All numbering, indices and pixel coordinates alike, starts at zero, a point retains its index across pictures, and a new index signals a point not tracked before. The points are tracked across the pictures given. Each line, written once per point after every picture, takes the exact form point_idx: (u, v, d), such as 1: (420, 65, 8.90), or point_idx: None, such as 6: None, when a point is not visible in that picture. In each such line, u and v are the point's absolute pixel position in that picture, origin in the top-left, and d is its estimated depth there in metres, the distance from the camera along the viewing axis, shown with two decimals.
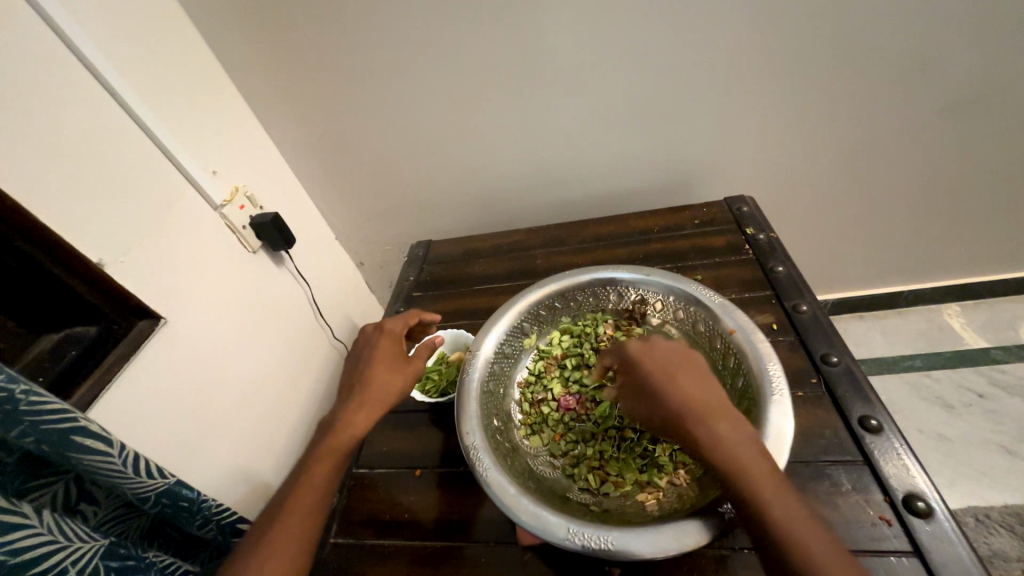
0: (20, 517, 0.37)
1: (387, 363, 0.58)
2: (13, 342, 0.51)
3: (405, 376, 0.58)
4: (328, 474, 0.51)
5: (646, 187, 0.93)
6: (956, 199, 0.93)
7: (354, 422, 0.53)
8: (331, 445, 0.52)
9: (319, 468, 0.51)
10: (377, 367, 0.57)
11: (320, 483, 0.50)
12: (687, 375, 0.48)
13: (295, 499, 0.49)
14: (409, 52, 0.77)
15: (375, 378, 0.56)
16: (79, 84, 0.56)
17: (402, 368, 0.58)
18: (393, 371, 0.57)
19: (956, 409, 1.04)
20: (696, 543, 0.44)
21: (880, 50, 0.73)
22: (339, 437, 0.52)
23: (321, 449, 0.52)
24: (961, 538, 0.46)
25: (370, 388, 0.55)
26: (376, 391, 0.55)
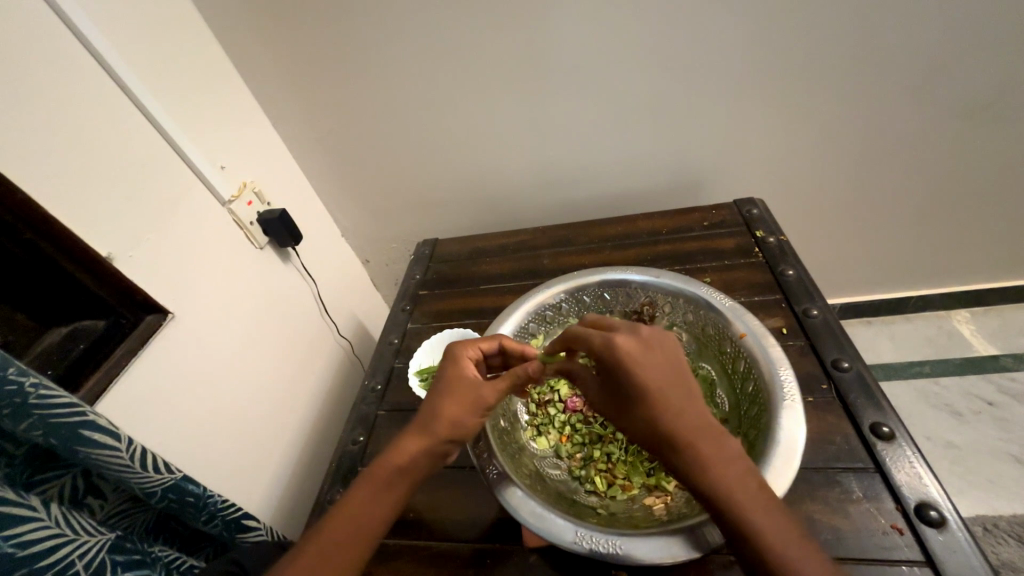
0: (27, 510, 0.37)
1: (447, 390, 0.48)
2: (23, 335, 0.51)
3: (467, 407, 0.47)
4: (370, 509, 0.43)
5: (654, 188, 0.93)
6: (969, 204, 0.92)
7: (403, 453, 0.45)
8: (377, 477, 0.44)
9: (360, 501, 0.43)
10: (436, 395, 0.48)
11: (360, 518, 0.42)
12: (674, 387, 0.42)
13: (329, 532, 0.42)
14: (417, 49, 0.77)
15: (432, 407, 0.47)
16: (88, 76, 0.56)
17: (462, 396, 0.47)
18: (453, 400, 0.47)
19: (965, 416, 1.03)
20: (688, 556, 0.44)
21: (894, 53, 0.72)
22: (385, 468, 0.44)
23: (366, 481, 0.44)
24: (974, 548, 0.45)
25: (425, 416, 0.46)
26: (432, 422, 0.46)
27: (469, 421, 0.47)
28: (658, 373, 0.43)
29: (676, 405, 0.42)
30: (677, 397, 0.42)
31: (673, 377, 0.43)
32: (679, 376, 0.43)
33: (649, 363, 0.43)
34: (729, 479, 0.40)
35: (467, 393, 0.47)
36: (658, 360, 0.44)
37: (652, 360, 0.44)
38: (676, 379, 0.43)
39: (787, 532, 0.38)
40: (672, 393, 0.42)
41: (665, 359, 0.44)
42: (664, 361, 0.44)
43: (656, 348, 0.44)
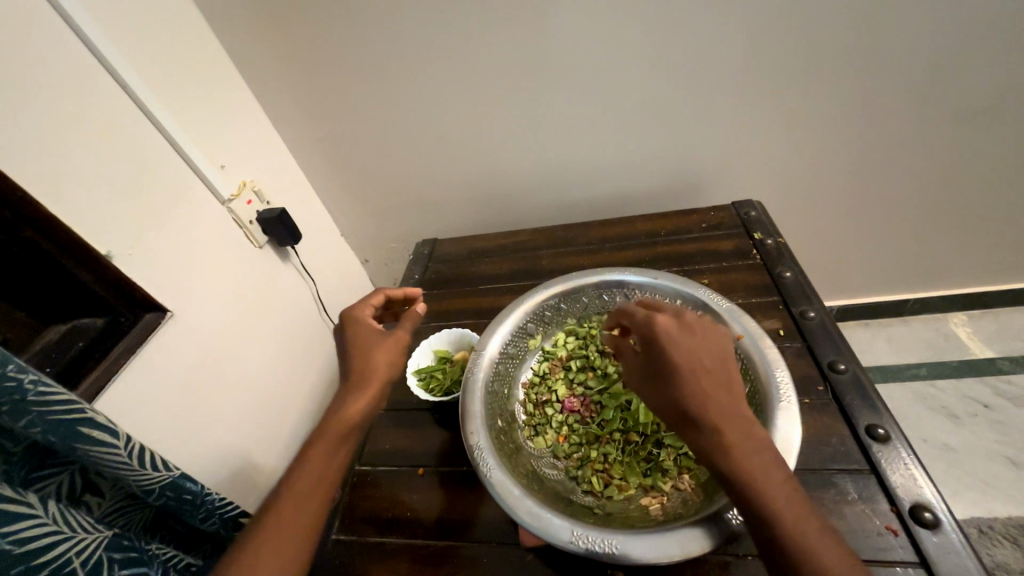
0: (25, 507, 0.37)
1: (367, 342, 0.55)
2: (22, 332, 0.52)
3: (391, 347, 0.54)
4: (329, 454, 0.48)
5: (653, 190, 0.93)
6: (966, 208, 0.93)
7: (350, 402, 0.50)
8: (330, 429, 0.49)
9: (320, 451, 0.48)
10: (358, 348, 0.54)
11: (324, 463, 0.47)
12: (708, 367, 0.44)
13: (299, 482, 0.46)
14: (418, 50, 0.77)
15: (360, 357, 0.53)
16: (88, 74, 0.56)
17: (382, 341, 0.55)
18: (376, 347, 0.54)
19: (961, 419, 1.04)
20: (702, 550, 0.44)
21: (892, 56, 0.72)
22: (337, 417, 0.49)
23: (320, 433, 0.49)
24: (968, 549, 0.45)
25: (358, 366, 0.53)
26: (366, 368, 0.53)
27: (396, 356, 0.54)
28: (694, 353, 0.45)
29: (709, 382, 0.43)
30: (710, 375, 0.44)
31: (708, 357, 0.45)
32: (715, 357, 0.45)
33: (685, 342, 0.46)
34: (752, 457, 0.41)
35: (386, 338, 0.55)
36: (697, 341, 0.46)
37: (689, 341, 0.46)
38: (711, 358, 0.45)
39: (804, 513, 0.39)
40: (706, 373, 0.44)
41: (704, 340, 0.46)
42: (702, 342, 0.46)
43: (695, 331, 0.47)
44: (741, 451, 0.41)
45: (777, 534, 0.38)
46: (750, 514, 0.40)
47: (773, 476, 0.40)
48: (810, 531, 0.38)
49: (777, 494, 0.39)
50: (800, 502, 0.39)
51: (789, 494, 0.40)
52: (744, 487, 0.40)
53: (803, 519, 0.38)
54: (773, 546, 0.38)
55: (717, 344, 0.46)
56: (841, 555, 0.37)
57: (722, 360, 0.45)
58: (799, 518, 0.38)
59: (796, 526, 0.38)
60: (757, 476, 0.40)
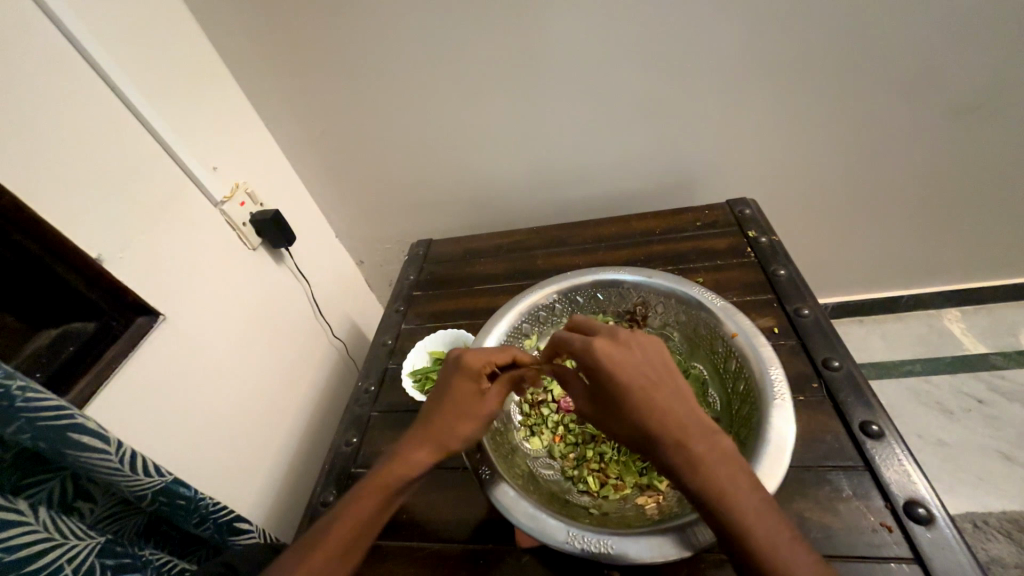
0: (14, 515, 0.36)
1: (463, 414, 0.50)
2: (10, 338, 0.50)
3: (475, 427, 0.50)
4: (367, 513, 0.45)
5: (648, 189, 0.93)
6: (959, 204, 0.93)
7: (410, 460, 0.48)
8: (381, 485, 0.47)
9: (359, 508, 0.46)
10: (452, 414, 0.50)
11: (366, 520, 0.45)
12: (663, 388, 0.43)
13: (330, 539, 0.44)
14: (411, 49, 0.77)
15: (448, 426, 0.49)
16: (76, 76, 0.55)
17: (474, 419, 0.50)
18: (465, 423, 0.50)
19: (955, 414, 1.04)
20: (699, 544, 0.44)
21: (883, 56, 0.73)
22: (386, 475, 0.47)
23: (364, 491, 0.46)
24: (962, 545, 0.45)
25: (438, 433, 0.49)
26: (446, 436, 0.49)
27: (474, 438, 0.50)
28: (646, 373, 0.44)
29: (669, 403, 0.42)
30: (668, 396, 0.43)
31: (655, 375, 0.44)
32: (663, 375, 0.44)
33: (630, 363, 0.44)
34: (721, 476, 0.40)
35: (479, 417, 0.50)
36: (640, 358, 0.45)
37: (635, 361, 0.44)
38: (659, 377, 0.44)
39: (777, 529, 0.38)
40: (661, 393, 0.43)
41: (649, 357, 0.45)
42: (647, 360, 0.45)
43: (638, 350, 0.46)
44: (709, 468, 0.40)
45: (751, 550, 0.37)
46: (728, 536, 0.39)
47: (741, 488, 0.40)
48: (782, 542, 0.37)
49: (749, 511, 0.39)
50: (770, 512, 0.39)
51: (761, 506, 0.39)
52: (719, 508, 0.39)
53: (774, 531, 0.38)
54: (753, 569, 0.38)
55: (660, 360, 0.45)
56: (814, 567, 0.36)
57: (670, 377, 0.44)
58: (772, 530, 0.38)
59: (769, 539, 0.38)
60: (727, 491, 0.39)
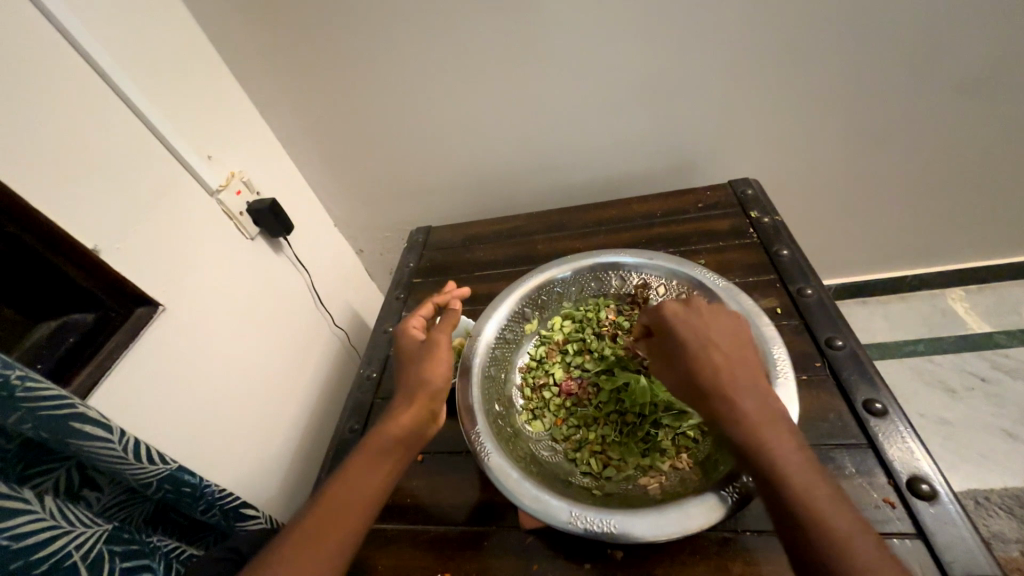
0: (20, 503, 0.37)
1: (422, 359, 0.53)
2: (10, 331, 0.50)
3: (436, 359, 0.52)
4: (362, 481, 0.46)
5: (648, 172, 0.92)
6: (965, 182, 0.92)
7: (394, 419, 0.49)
8: (379, 441, 0.48)
9: (354, 481, 0.46)
10: (413, 367, 0.53)
11: (366, 474, 0.46)
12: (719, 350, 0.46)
13: (343, 484, 0.46)
14: (406, 32, 0.75)
15: (414, 375, 0.52)
16: (66, 64, 0.54)
17: (436, 357, 0.52)
18: (431, 364, 0.52)
19: (958, 393, 1.04)
20: (703, 524, 0.44)
21: (889, 32, 0.71)
22: (370, 442, 0.48)
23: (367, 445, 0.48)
24: (965, 520, 0.45)
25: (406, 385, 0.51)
26: (415, 389, 0.51)
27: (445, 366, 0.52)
28: (710, 334, 0.47)
29: (723, 363, 0.45)
30: (724, 354, 0.45)
31: (718, 337, 0.47)
32: (729, 345, 0.46)
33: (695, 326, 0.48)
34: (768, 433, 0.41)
35: (437, 352, 0.53)
36: (709, 329, 0.47)
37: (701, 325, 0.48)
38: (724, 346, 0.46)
39: (818, 487, 0.39)
40: (719, 353, 0.45)
41: (720, 329, 0.48)
42: (713, 329, 0.47)
43: (709, 321, 0.48)
44: (757, 428, 0.41)
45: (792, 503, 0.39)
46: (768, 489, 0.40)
47: (792, 454, 0.40)
48: (829, 507, 0.38)
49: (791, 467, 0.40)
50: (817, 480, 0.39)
51: (806, 470, 0.40)
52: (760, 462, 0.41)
53: (819, 494, 0.39)
54: (791, 523, 0.38)
55: (731, 332, 0.48)
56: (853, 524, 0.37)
57: (735, 345, 0.46)
58: (813, 487, 0.39)
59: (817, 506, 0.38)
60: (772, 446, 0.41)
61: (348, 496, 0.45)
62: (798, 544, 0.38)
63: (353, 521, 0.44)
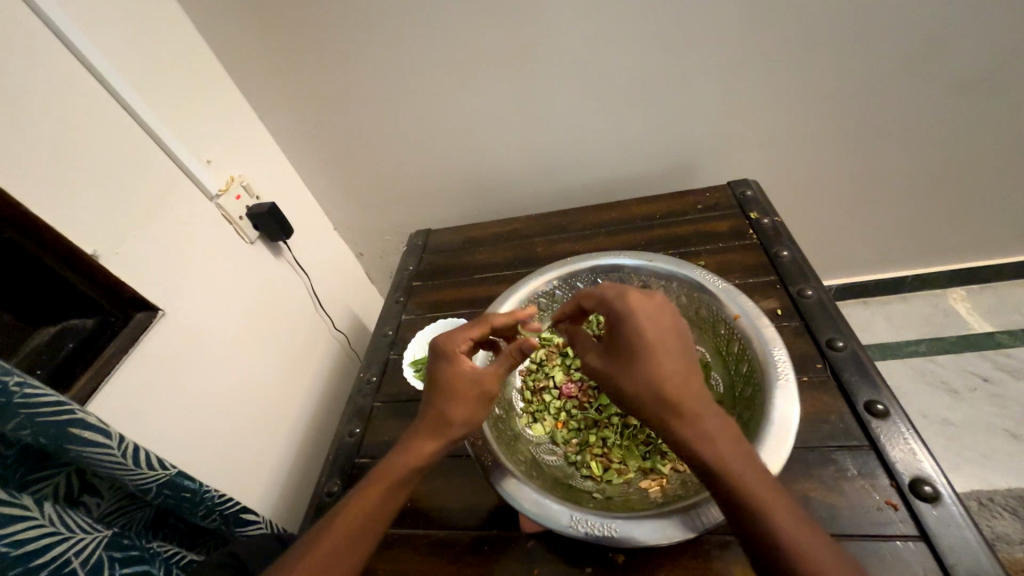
0: (20, 509, 0.37)
1: (454, 397, 0.50)
2: (10, 336, 0.50)
3: (472, 407, 0.50)
4: (377, 506, 0.46)
5: (647, 174, 0.92)
6: (964, 182, 0.92)
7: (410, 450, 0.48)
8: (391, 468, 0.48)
9: (360, 507, 0.46)
10: (444, 402, 0.50)
11: (374, 502, 0.46)
12: (671, 355, 0.44)
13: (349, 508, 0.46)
14: (404, 35, 0.75)
15: (442, 413, 0.49)
16: (65, 69, 0.55)
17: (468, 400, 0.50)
18: (461, 407, 0.49)
19: (961, 393, 1.04)
20: (680, 538, 0.44)
21: (887, 33, 0.71)
22: (390, 465, 0.48)
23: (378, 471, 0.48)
24: (969, 522, 0.45)
25: (432, 415, 0.50)
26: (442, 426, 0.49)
27: (479, 416, 0.50)
28: (664, 335, 0.45)
29: (678, 370, 0.43)
30: (677, 359, 0.44)
31: (672, 340, 0.45)
32: (669, 351, 0.44)
33: (652, 324, 0.45)
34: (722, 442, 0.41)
35: (469, 396, 0.50)
36: (652, 329, 0.45)
37: (656, 323, 0.46)
38: (664, 351, 0.44)
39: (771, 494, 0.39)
40: (673, 359, 0.44)
41: (660, 333, 0.45)
42: (648, 331, 0.45)
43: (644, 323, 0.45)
44: (711, 439, 0.41)
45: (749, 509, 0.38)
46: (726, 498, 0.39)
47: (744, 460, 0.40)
48: (791, 525, 0.38)
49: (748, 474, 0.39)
50: (770, 486, 0.39)
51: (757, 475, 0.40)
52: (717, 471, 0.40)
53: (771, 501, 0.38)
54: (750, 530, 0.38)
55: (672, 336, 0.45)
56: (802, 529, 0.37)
57: (674, 351, 0.44)
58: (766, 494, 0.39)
59: (771, 514, 0.38)
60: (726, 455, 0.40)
61: (358, 521, 0.45)
62: (759, 556, 0.38)
63: (355, 547, 0.44)
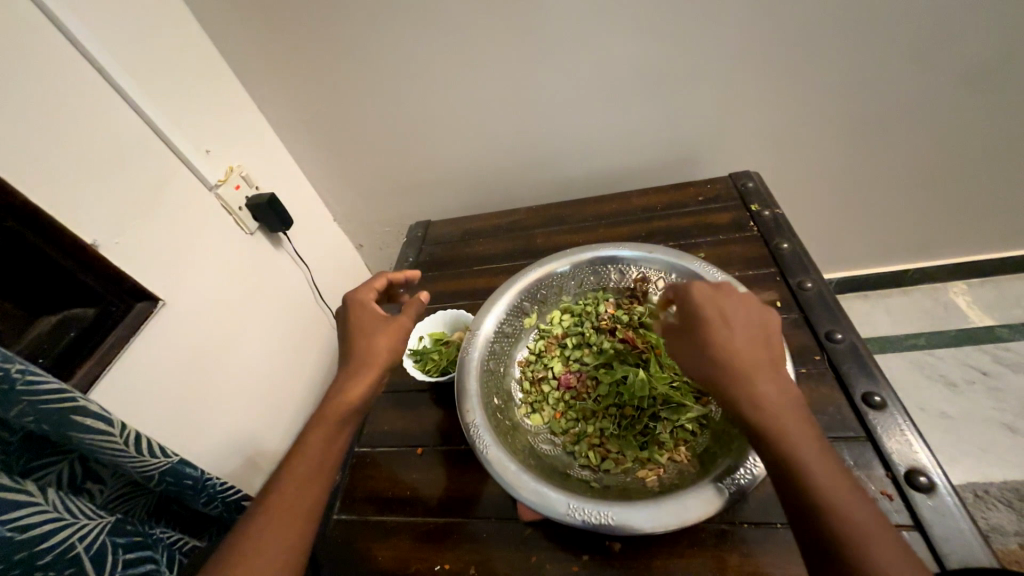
0: (24, 495, 0.37)
1: (370, 330, 0.53)
2: (12, 324, 0.51)
3: (394, 335, 0.53)
4: (323, 451, 0.47)
5: (648, 166, 0.92)
6: (966, 175, 0.91)
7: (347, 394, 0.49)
8: (331, 414, 0.48)
9: (308, 455, 0.46)
10: (359, 337, 0.53)
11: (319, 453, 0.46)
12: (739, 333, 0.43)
13: (300, 457, 0.46)
14: (403, 26, 0.75)
15: (361, 344, 0.52)
16: (64, 60, 0.54)
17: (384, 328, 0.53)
18: (378, 334, 0.53)
19: (959, 387, 1.04)
20: (701, 516, 0.44)
21: (891, 24, 0.70)
22: (333, 410, 0.48)
23: (319, 417, 0.48)
24: (963, 512, 0.46)
25: (359, 353, 0.51)
26: (367, 355, 0.51)
27: (396, 339, 0.53)
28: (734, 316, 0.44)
29: (747, 348, 0.42)
30: (750, 338, 0.42)
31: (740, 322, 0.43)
32: (749, 324, 0.43)
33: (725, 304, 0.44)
34: (781, 418, 0.39)
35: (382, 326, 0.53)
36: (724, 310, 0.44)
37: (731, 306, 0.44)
38: (743, 325, 0.43)
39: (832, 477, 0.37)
40: (744, 338, 0.42)
41: (732, 315, 0.44)
42: (722, 317, 0.43)
43: (733, 299, 0.45)
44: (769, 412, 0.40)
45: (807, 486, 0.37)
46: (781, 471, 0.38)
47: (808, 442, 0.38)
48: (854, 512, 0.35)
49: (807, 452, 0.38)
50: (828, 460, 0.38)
51: (820, 455, 0.38)
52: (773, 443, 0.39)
53: (831, 479, 0.37)
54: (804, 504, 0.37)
55: (761, 314, 0.44)
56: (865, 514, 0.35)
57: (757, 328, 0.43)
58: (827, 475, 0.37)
59: (823, 485, 0.37)
60: (784, 430, 0.39)
61: (308, 471, 0.45)
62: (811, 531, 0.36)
63: (311, 495, 0.45)
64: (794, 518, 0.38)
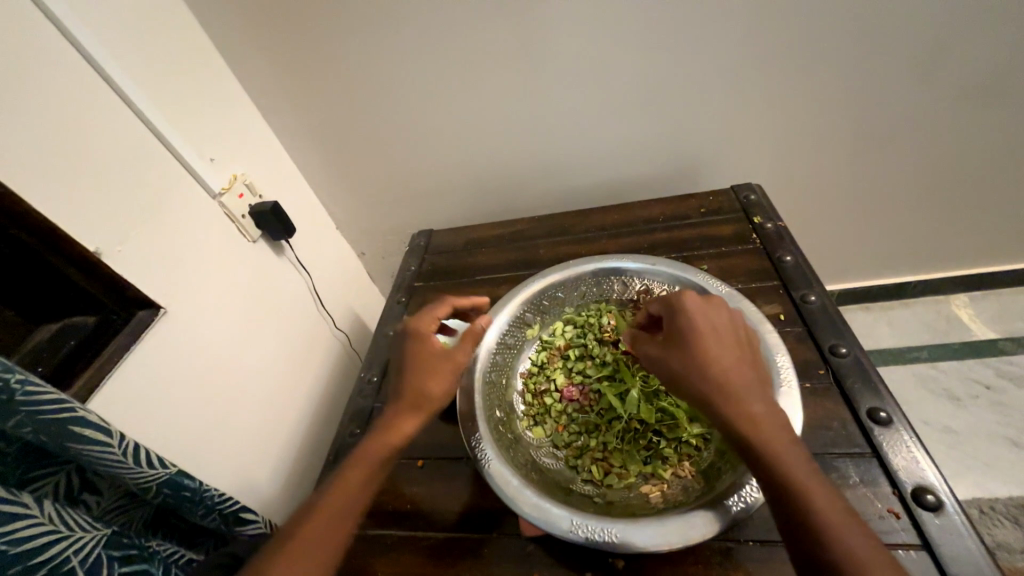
0: (21, 508, 0.37)
1: (423, 369, 0.52)
2: (11, 333, 0.50)
3: (447, 378, 0.53)
4: (362, 489, 0.47)
5: (651, 177, 0.92)
6: (968, 189, 0.91)
7: (396, 430, 0.50)
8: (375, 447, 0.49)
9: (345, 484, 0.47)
10: (412, 375, 0.52)
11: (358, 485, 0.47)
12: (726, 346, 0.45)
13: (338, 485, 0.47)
14: (409, 37, 0.75)
15: (413, 384, 0.52)
16: (72, 70, 0.55)
17: (436, 370, 0.52)
18: (431, 376, 0.52)
19: (963, 401, 1.03)
20: (706, 534, 0.44)
21: (892, 40, 0.71)
22: (378, 443, 0.49)
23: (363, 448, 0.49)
24: (971, 531, 0.45)
25: (411, 393, 0.51)
26: (419, 395, 0.51)
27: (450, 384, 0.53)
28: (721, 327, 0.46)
29: (733, 361, 0.44)
30: (735, 347, 0.45)
31: (726, 333, 0.46)
32: (734, 337, 0.46)
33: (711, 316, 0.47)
34: (771, 438, 0.41)
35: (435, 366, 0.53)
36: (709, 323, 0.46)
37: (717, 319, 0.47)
38: (729, 335, 0.46)
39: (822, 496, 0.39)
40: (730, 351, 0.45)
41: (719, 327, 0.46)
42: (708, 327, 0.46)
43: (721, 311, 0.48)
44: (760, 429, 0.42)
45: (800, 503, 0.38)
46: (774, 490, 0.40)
47: (797, 459, 0.40)
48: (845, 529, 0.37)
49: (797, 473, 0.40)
50: (816, 480, 0.40)
51: (812, 474, 0.40)
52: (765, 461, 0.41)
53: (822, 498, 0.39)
54: (799, 522, 0.38)
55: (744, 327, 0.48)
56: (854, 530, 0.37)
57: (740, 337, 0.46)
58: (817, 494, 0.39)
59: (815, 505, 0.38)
60: (776, 449, 0.41)
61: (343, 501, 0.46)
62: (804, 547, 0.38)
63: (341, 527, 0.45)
64: (787, 535, 0.39)
